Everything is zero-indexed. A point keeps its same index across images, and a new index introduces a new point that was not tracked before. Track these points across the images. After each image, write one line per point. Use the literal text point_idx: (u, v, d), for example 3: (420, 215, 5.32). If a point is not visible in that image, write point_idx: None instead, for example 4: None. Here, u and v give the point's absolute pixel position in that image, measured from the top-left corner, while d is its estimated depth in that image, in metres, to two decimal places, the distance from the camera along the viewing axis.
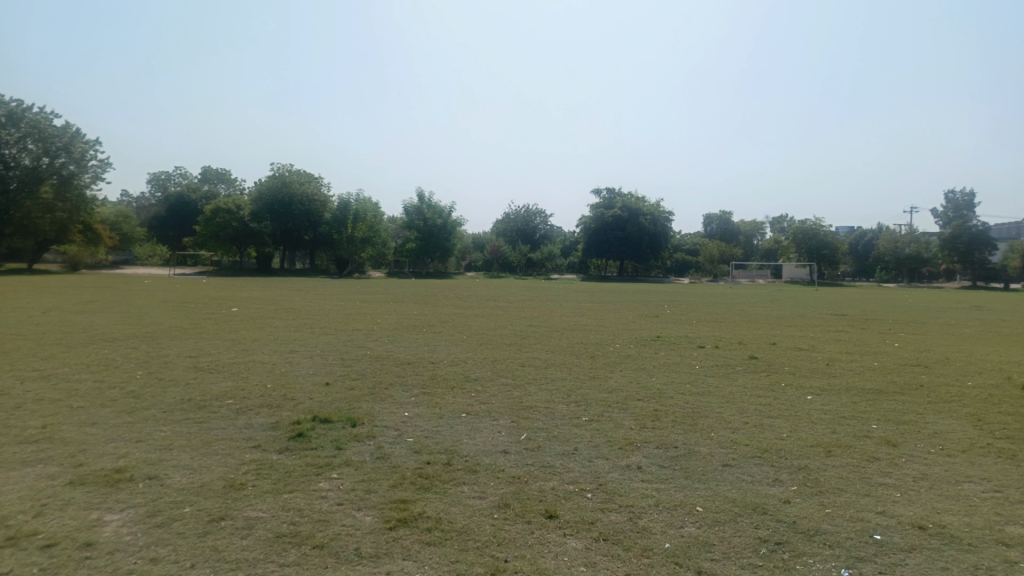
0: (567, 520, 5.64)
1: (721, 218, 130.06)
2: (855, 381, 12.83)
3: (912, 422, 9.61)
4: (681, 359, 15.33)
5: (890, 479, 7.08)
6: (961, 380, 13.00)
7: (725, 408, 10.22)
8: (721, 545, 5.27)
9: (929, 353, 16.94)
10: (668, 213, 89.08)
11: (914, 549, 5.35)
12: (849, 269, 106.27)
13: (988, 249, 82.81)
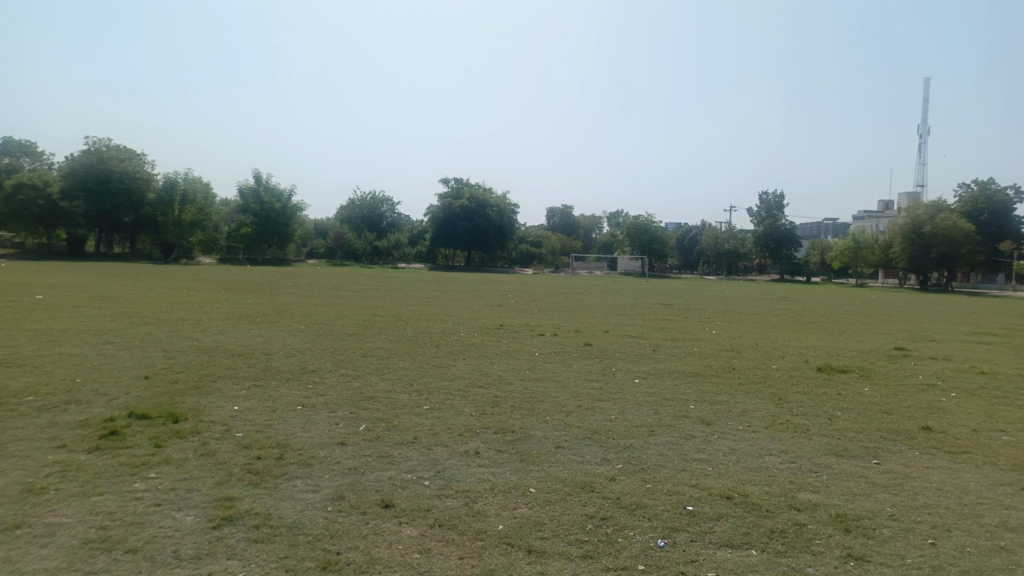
0: (403, 508, 5.63)
1: (563, 211, 134.78)
2: (677, 365, 13.80)
3: (724, 402, 10.52)
4: (521, 346, 15.74)
5: (704, 455, 7.70)
6: (767, 363, 14.37)
7: (560, 392, 10.66)
8: (551, 524, 5.49)
9: (741, 339, 18.52)
10: (514, 205, 90.96)
11: (722, 517, 5.87)
12: (676, 263, 114.08)
13: (794, 247, 91.82)
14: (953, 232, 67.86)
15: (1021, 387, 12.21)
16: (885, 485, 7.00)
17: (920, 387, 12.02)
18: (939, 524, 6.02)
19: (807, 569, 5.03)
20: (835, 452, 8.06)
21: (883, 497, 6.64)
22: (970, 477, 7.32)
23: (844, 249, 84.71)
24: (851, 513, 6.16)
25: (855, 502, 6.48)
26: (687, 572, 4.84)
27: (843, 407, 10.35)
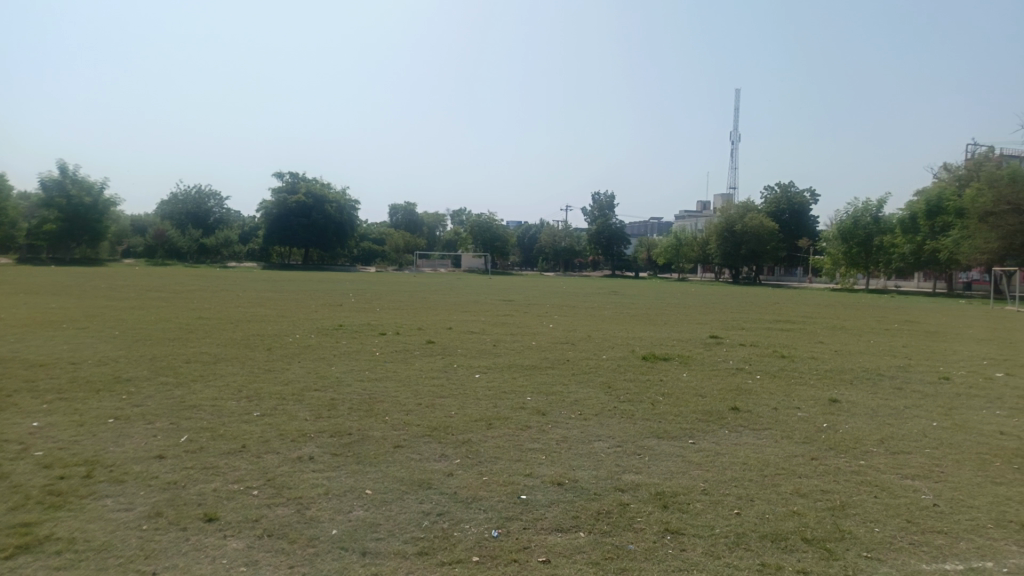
0: (229, 521, 5.37)
1: (405, 208, 133.85)
2: (516, 359, 14.20)
3: (559, 392, 10.97)
4: (361, 346, 15.50)
5: (538, 444, 8.00)
6: (599, 354, 15.17)
7: (399, 391, 10.63)
8: (387, 524, 5.47)
9: (577, 332, 19.36)
10: (353, 201, 89.29)
11: (553, 503, 6.13)
12: (517, 261, 117.00)
13: (624, 244, 97.20)
14: (759, 230, 75.49)
15: (813, 368, 13.77)
16: (699, 463, 7.62)
17: (732, 371, 13.20)
18: (743, 495, 6.66)
19: (630, 546, 5.37)
20: (657, 434, 8.66)
21: (696, 474, 7.24)
22: (770, 450, 8.17)
23: (668, 246, 90.85)
24: (668, 490, 6.66)
25: (672, 480, 7.01)
26: (519, 559, 5.01)
27: (665, 393, 11.13)
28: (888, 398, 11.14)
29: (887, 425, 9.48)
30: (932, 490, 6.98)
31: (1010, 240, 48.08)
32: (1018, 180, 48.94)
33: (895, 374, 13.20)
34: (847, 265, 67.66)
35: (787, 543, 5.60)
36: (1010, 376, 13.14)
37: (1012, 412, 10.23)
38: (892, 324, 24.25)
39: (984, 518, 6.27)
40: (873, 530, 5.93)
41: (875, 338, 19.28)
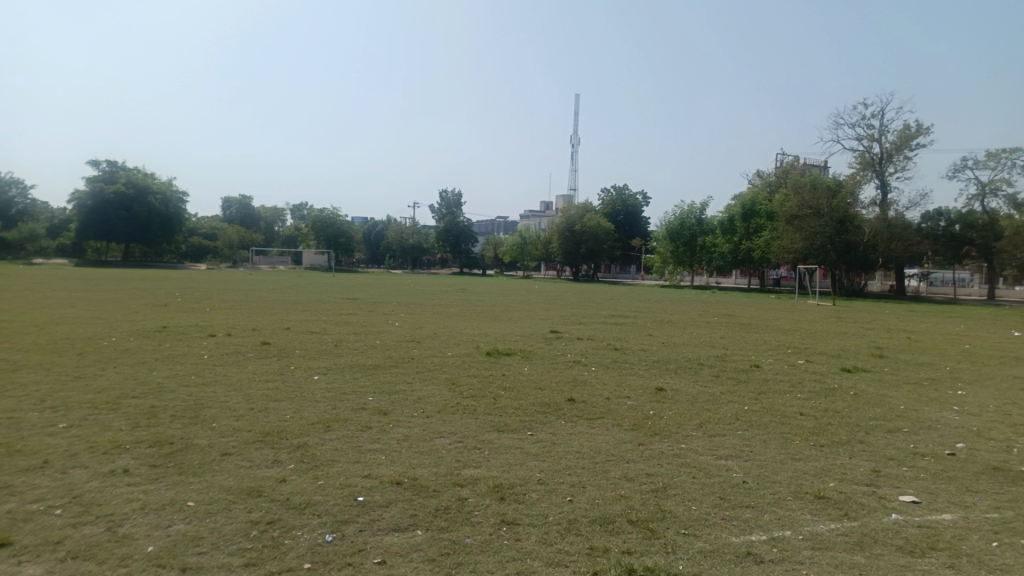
0: (26, 545, 4.84)
1: (240, 202, 126.87)
2: (357, 358, 13.91)
3: (400, 391, 10.89)
4: (189, 349, 14.51)
5: (378, 445, 7.88)
6: (444, 351, 15.22)
7: (230, 395, 10.06)
8: (211, 536, 5.16)
9: (421, 330, 19.30)
10: (180, 193, 83.88)
11: (391, 503, 6.07)
12: (362, 258, 114.78)
13: (471, 242, 98.14)
14: (597, 230, 79.15)
15: (644, 359, 14.62)
16: (536, 454, 7.86)
17: (570, 364, 13.72)
18: (576, 482, 6.95)
19: (466, 540, 5.44)
20: (496, 429, 8.82)
21: (533, 465, 7.47)
22: (601, 439, 8.59)
23: (512, 244, 92.86)
24: (505, 483, 6.80)
25: (510, 472, 7.18)
26: (353, 562, 4.92)
27: (506, 387, 11.36)
28: (708, 385, 12.08)
29: (706, 410, 10.27)
30: (742, 468, 7.66)
31: (812, 240, 53.82)
32: (817, 186, 54.84)
33: (714, 363, 14.34)
34: (675, 263, 72.28)
35: (615, 526, 5.91)
36: (809, 363, 14.70)
37: (810, 395, 11.45)
38: (712, 317, 26.33)
39: (785, 491, 6.97)
40: (690, 508, 6.40)
41: (698, 330, 20.84)
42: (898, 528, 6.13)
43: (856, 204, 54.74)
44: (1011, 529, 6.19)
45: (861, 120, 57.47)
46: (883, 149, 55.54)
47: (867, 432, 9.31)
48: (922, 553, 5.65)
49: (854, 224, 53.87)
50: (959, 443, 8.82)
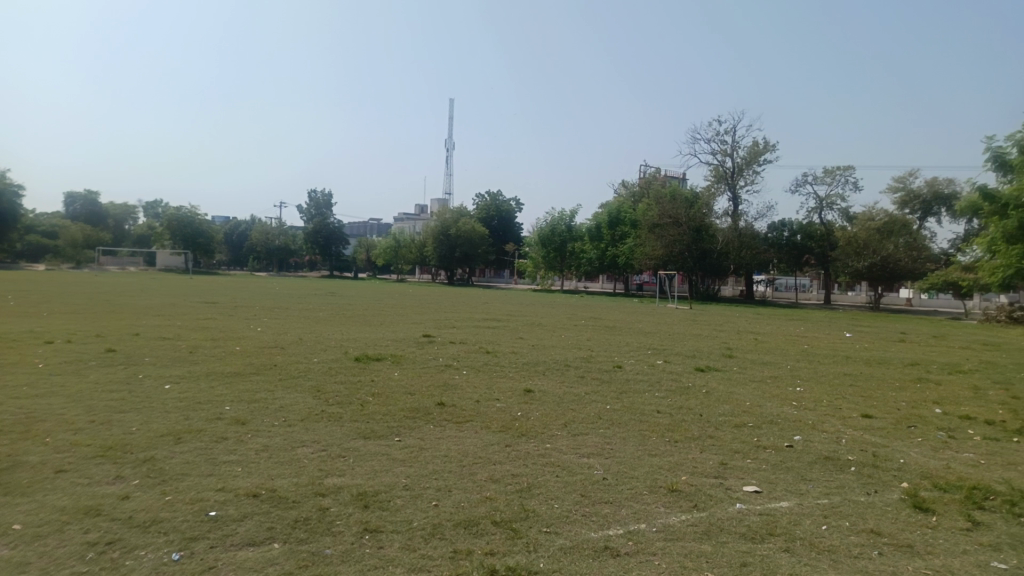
0: None
1: (85, 197, 116.94)
2: (215, 366, 13.19)
3: (261, 399, 10.43)
4: (20, 358, 13.17)
5: (234, 456, 7.52)
6: (310, 357, 14.73)
7: (68, 408, 9.24)
8: (40, 561, 4.73)
9: (286, 335, 18.58)
10: (16, 187, 76.21)
11: (246, 516, 5.81)
12: (224, 259, 109.12)
13: (342, 244, 95.78)
14: (471, 234, 79.70)
15: (514, 362, 14.83)
16: (402, 459, 7.80)
17: (441, 368, 13.68)
18: (442, 486, 6.95)
19: (326, 550, 5.30)
20: (363, 435, 8.66)
21: (399, 470, 7.39)
22: (469, 442, 8.63)
23: (385, 248, 91.47)
24: (369, 490, 6.69)
25: (375, 479, 7.06)
26: None
27: (374, 393, 11.17)
28: (574, 386, 12.44)
29: (571, 410, 10.57)
30: (603, 465, 7.95)
31: (671, 248, 56.79)
32: (676, 197, 57.96)
33: (580, 365, 14.79)
34: (546, 268, 73.91)
35: (478, 528, 5.96)
36: (668, 363, 15.50)
37: (667, 394, 12.06)
38: (579, 320, 27.15)
39: (642, 486, 7.30)
40: (553, 507, 6.57)
41: (567, 333, 21.41)
42: (742, 517, 6.58)
43: (711, 214, 58.29)
44: (838, 513, 6.82)
45: (715, 136, 61.32)
46: (735, 163, 59.55)
47: (718, 427, 9.94)
48: (761, 539, 6.10)
49: (709, 233, 57.35)
50: (796, 436, 9.61)
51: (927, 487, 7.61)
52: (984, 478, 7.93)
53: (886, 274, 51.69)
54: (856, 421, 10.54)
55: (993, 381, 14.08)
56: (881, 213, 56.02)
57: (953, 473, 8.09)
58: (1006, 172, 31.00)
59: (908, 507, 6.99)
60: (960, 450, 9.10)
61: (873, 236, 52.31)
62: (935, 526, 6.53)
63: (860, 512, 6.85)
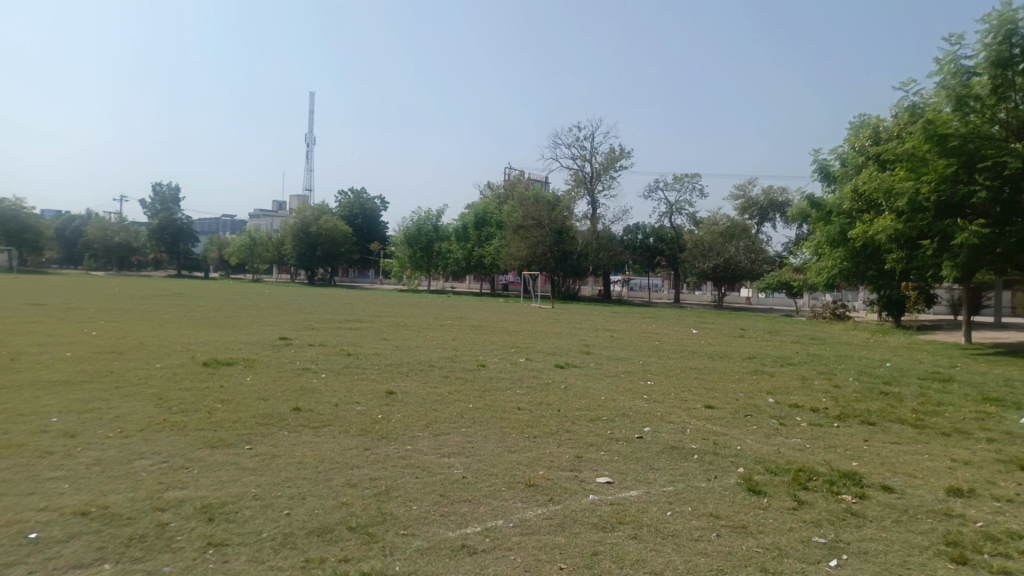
0: None
1: None
2: (42, 374, 11.99)
3: (96, 409, 9.61)
4: None
5: (61, 472, 6.86)
6: (153, 362, 13.75)
7: None
8: None
9: (126, 339, 17.24)
10: None
11: (73, 537, 5.33)
12: (54, 257, 99.65)
13: (191, 241, 90.22)
14: (333, 233, 77.69)
15: (376, 364, 14.59)
16: (253, 468, 7.44)
17: (298, 372, 13.22)
18: (295, 494, 6.70)
19: (165, 568, 4.97)
20: (210, 444, 8.19)
21: (249, 480, 7.06)
22: (325, 446, 8.39)
23: (239, 246, 87.09)
24: (215, 502, 6.33)
25: (222, 490, 6.70)
26: None
27: (223, 399, 10.60)
28: (436, 386, 12.41)
29: (432, 410, 10.54)
30: (463, 464, 7.98)
31: (534, 249, 58.14)
32: (539, 199, 59.35)
33: (443, 364, 14.79)
34: (412, 268, 73.20)
35: (333, 535, 5.80)
36: (529, 361, 15.83)
37: (528, 391, 12.31)
38: (444, 320, 27.16)
39: (500, 482, 7.41)
40: (411, 508, 6.51)
41: (429, 332, 21.33)
42: (594, 508, 6.83)
43: (572, 217, 60.24)
44: (681, 499, 7.24)
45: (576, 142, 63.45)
46: (593, 168, 61.83)
47: (575, 422, 10.27)
48: (612, 528, 6.35)
49: (570, 235, 59.21)
50: (646, 427, 10.12)
51: (760, 471, 8.25)
52: (808, 461, 8.70)
53: (728, 274, 55.64)
54: (700, 412, 11.25)
55: (818, 371, 15.49)
56: (725, 219, 60.22)
57: (783, 457, 8.82)
58: (829, 182, 34.21)
59: (744, 490, 7.55)
60: (789, 436, 9.94)
61: (717, 239, 56.09)
62: (766, 507, 7.08)
63: (701, 497, 7.30)
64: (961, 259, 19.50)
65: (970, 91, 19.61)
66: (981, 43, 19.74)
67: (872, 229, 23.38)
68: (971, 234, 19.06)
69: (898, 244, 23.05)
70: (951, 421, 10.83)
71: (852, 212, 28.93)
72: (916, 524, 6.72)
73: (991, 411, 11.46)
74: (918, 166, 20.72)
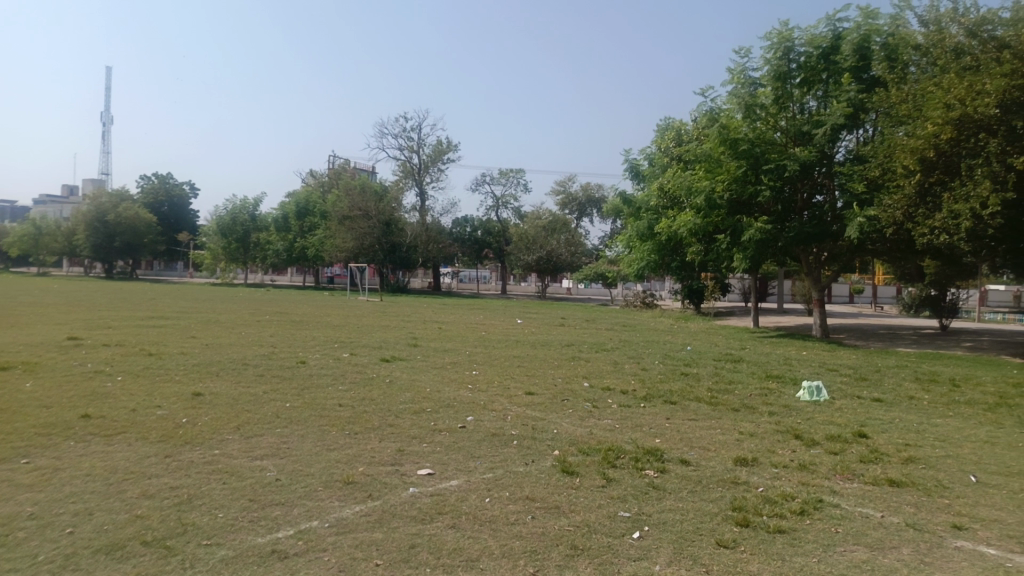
0: None
1: None
2: None
3: None
4: None
5: None
6: None
7: None
8: None
9: None
10: None
11: None
12: None
13: None
14: (135, 222, 71.07)
15: (182, 364, 13.53)
16: (30, 485, 6.62)
17: (90, 375, 11.96)
18: (80, 510, 6.05)
19: None
20: None
21: (25, 498, 6.27)
22: (120, 456, 7.66)
23: (22, 236, 77.15)
24: None
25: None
26: None
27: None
28: (250, 385, 11.75)
29: (245, 411, 9.99)
30: (277, 466, 7.62)
31: (361, 241, 56.83)
32: (365, 189, 58.11)
33: (259, 363, 14.05)
34: (226, 260, 68.77)
35: (124, 551, 5.31)
36: (352, 356, 15.43)
37: (349, 386, 12.04)
38: (261, 315, 25.81)
39: (316, 482, 7.16)
40: (216, 517, 6.11)
41: (244, 329, 20.16)
42: (414, 500, 6.80)
43: (400, 208, 59.66)
44: (499, 485, 7.41)
45: (402, 132, 62.88)
46: (421, 160, 61.63)
47: (397, 415, 10.16)
48: (430, 519, 6.35)
49: (398, 227, 58.50)
50: (468, 417, 10.25)
51: (574, 453, 8.64)
52: (617, 440, 9.26)
53: (551, 266, 57.84)
54: (521, 399, 11.59)
55: (629, 356, 16.52)
56: (547, 213, 62.52)
57: (594, 438, 9.31)
58: (639, 180, 36.60)
59: (558, 472, 7.88)
60: (601, 418, 10.52)
61: (540, 232, 58.06)
62: (578, 486, 7.44)
63: (518, 482, 7.53)
64: (749, 252, 21.68)
65: (757, 100, 21.84)
66: (765, 57, 22.11)
67: (675, 224, 25.30)
68: (757, 229, 21.27)
69: (697, 238, 25.14)
70: (740, 397, 12.01)
71: (658, 208, 31.14)
72: (708, 493, 7.36)
73: (773, 387, 12.84)
74: (714, 167, 22.75)
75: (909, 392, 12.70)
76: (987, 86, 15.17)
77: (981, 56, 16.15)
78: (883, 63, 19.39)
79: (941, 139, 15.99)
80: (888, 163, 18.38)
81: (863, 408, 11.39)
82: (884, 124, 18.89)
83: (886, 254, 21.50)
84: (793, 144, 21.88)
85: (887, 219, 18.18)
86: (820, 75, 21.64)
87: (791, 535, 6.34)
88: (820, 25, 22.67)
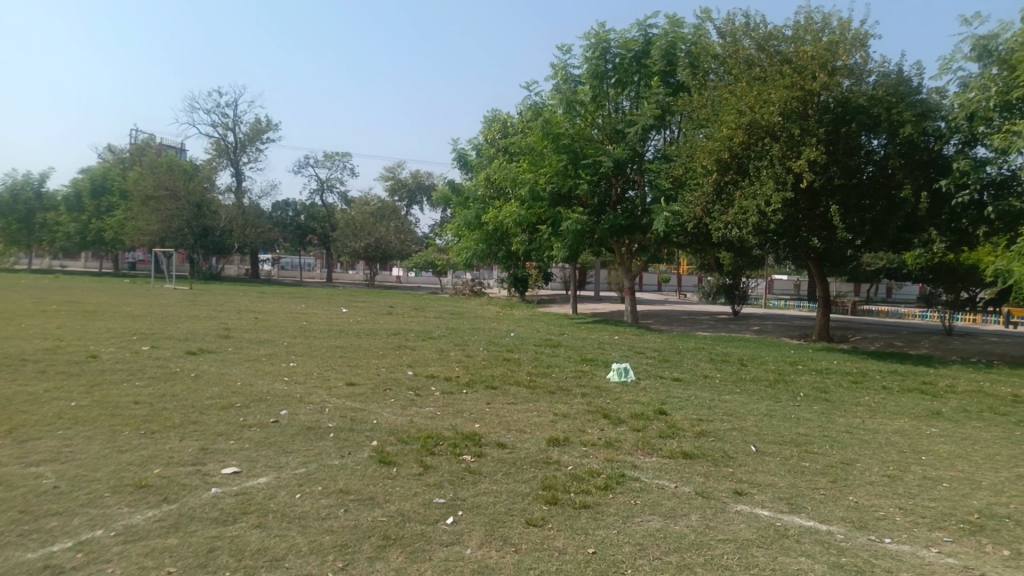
0: None
1: None
2: None
3: None
4: None
5: None
6: None
7: None
8: None
9: None
10: None
11: None
12: None
13: None
14: None
15: None
16: None
17: None
18: None
19: None
20: None
21: None
22: None
23: None
24: None
25: None
26: None
27: None
28: (27, 384, 10.49)
29: (19, 413, 8.91)
30: (57, 472, 6.88)
31: (168, 224, 52.59)
32: (173, 167, 53.82)
33: (40, 358, 12.57)
34: (5, 242, 60.96)
35: None
36: (155, 349, 14.30)
37: (148, 381, 11.14)
38: (47, 304, 23.18)
39: (103, 488, 6.55)
40: None
41: (23, 320, 17.97)
42: (215, 501, 6.43)
43: (213, 189, 55.84)
44: (311, 479, 7.20)
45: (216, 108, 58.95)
46: (237, 139, 58.18)
47: (202, 412, 9.55)
48: (233, 520, 6.04)
49: (211, 209, 54.84)
50: (283, 410, 9.85)
51: (392, 442, 8.58)
52: (437, 427, 9.32)
53: (379, 253, 56.92)
54: (341, 390, 11.33)
55: (453, 344, 16.68)
56: (375, 199, 61.36)
57: (414, 427, 9.31)
58: (466, 170, 37.00)
59: (375, 463, 7.79)
60: (423, 405, 10.55)
61: (368, 218, 56.85)
62: (394, 476, 7.41)
63: (332, 475, 7.35)
64: (568, 243, 22.66)
65: (576, 97, 22.82)
66: (584, 57, 23.13)
67: (502, 214, 25.87)
68: (575, 220, 22.30)
69: (522, 228, 25.94)
70: (555, 380, 12.55)
71: (485, 198, 31.69)
72: (521, 474, 7.62)
73: (587, 370, 13.56)
74: (537, 160, 23.52)
75: (705, 372, 13.94)
76: (772, 96, 16.92)
77: (767, 68, 17.91)
78: (687, 70, 20.92)
79: (734, 142, 17.69)
80: (690, 162, 19.92)
81: (665, 388, 12.33)
82: (687, 126, 20.43)
83: (688, 245, 23.31)
84: (609, 141, 23.09)
85: (689, 215, 19.78)
86: (632, 76, 22.94)
87: (594, 510, 6.73)
88: (633, 29, 24.04)
